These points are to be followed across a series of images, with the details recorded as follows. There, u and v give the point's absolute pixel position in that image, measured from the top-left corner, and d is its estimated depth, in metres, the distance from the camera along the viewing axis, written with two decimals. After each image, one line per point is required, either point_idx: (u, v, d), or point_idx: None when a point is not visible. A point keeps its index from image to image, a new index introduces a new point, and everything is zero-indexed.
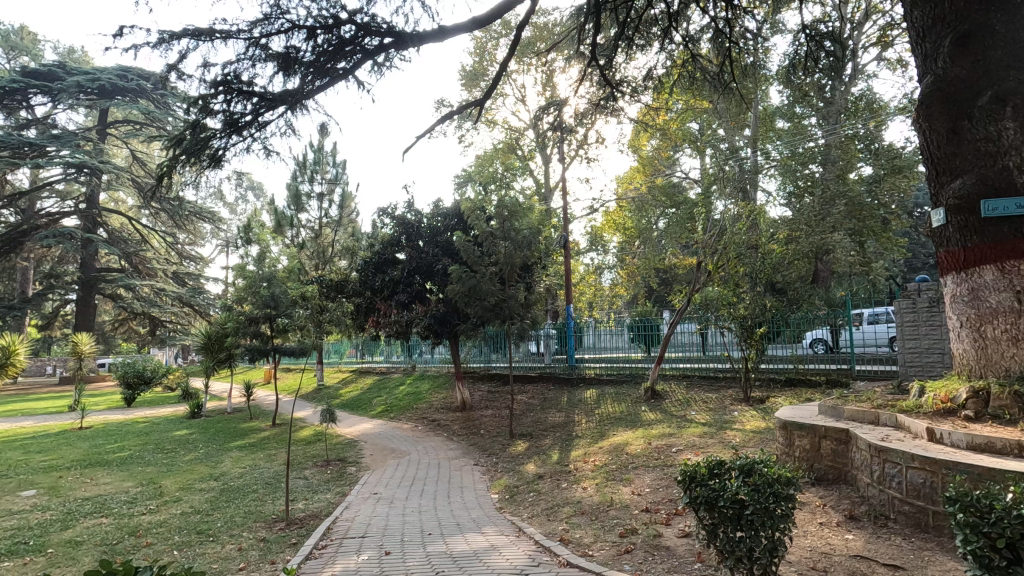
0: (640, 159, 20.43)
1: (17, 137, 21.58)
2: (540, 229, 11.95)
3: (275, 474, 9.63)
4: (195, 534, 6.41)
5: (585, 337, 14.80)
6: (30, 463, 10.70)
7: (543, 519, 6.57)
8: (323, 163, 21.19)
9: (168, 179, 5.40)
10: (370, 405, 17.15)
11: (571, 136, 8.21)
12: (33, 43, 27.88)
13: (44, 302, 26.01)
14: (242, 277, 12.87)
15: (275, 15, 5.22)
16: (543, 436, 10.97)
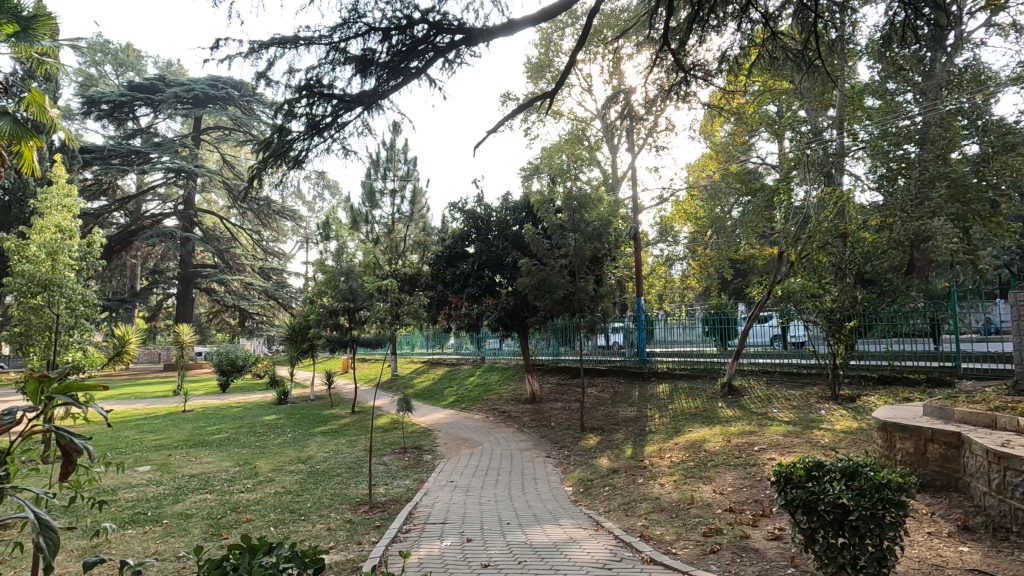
0: (713, 145, 19.27)
1: (126, 145, 23.90)
2: (611, 220, 11.75)
3: (357, 459, 10.14)
4: (288, 513, 6.84)
5: (654, 330, 14.52)
6: (147, 441, 11.87)
7: (621, 514, 6.50)
8: (395, 160, 21.89)
9: (256, 181, 5.74)
10: (441, 396, 17.66)
11: (639, 124, 7.94)
12: (138, 59, 30.63)
13: (150, 295, 28.62)
14: (323, 272, 13.51)
15: (353, 19, 5.42)
16: (616, 430, 10.87)
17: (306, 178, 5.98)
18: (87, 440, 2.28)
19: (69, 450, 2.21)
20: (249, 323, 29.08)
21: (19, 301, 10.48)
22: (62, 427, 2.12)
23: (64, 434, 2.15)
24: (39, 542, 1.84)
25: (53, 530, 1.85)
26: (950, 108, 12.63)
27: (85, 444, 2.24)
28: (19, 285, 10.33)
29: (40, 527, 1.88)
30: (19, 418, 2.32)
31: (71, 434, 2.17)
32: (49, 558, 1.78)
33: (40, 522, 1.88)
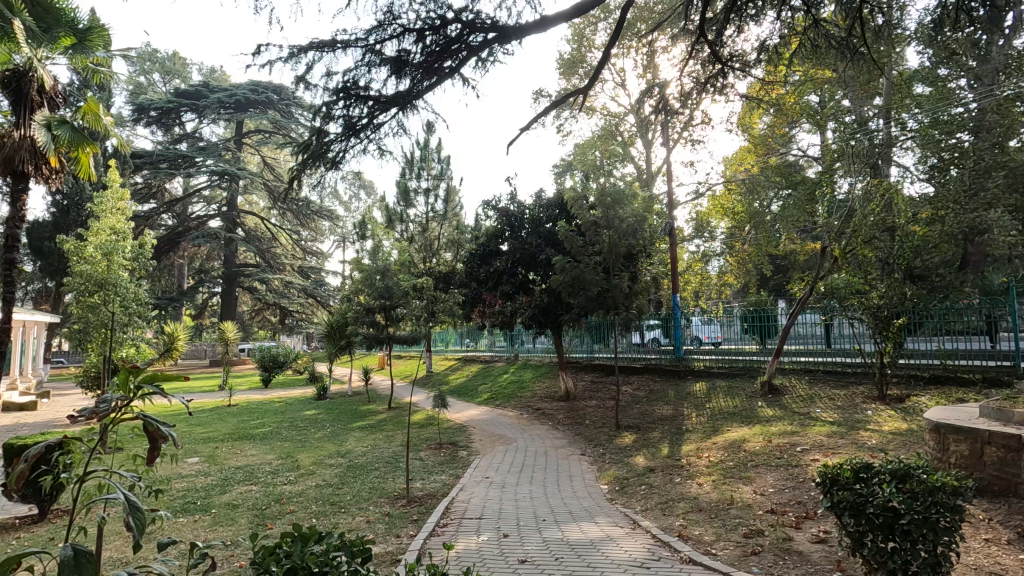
0: (751, 138, 18.62)
1: (173, 150, 24.93)
2: (645, 217, 11.61)
3: (394, 454, 10.32)
4: (329, 505, 7.03)
5: (690, 329, 14.28)
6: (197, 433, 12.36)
7: (658, 513, 6.43)
8: (429, 159, 22.12)
9: (295, 183, 5.89)
10: (476, 392, 17.81)
11: (675, 118, 7.78)
12: (184, 66, 31.82)
13: (196, 294, 29.79)
14: (360, 270, 13.78)
15: (388, 21, 5.51)
16: (652, 429, 10.74)
17: (343, 179, 6.10)
18: (171, 428, 2.42)
19: (155, 437, 2.37)
20: (289, 321, 29.92)
21: (78, 300, 11.06)
22: (149, 419, 2.29)
23: (152, 423, 2.32)
24: (128, 521, 2.09)
25: (141, 512, 2.09)
26: (1007, 93, 11.96)
27: (169, 432, 2.40)
28: (78, 285, 10.90)
29: (128, 509, 2.13)
30: (114, 402, 2.63)
31: (157, 424, 2.34)
32: (139, 539, 2.03)
33: (131, 504, 2.13)
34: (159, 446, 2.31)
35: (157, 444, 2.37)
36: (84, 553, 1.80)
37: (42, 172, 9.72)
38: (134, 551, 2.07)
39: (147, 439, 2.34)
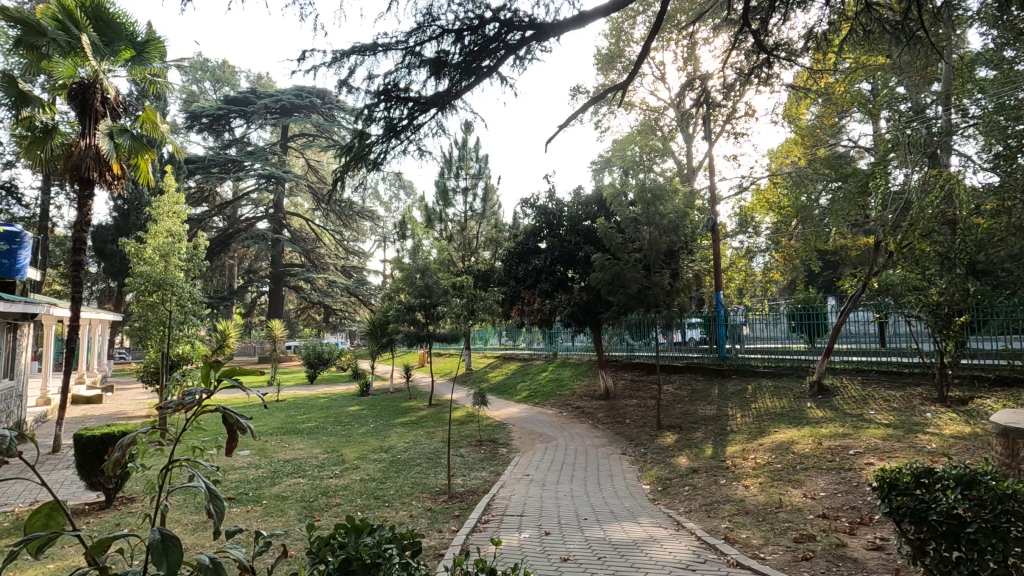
0: (798, 130, 17.98)
1: (223, 155, 25.98)
2: (687, 213, 11.39)
3: (435, 450, 10.47)
4: (373, 499, 7.20)
5: (745, 328, 13.51)
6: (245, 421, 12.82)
7: (703, 515, 6.30)
8: (467, 159, 22.28)
9: (338, 185, 6.03)
10: (515, 390, 17.87)
11: (718, 111, 7.58)
12: (233, 74, 33.09)
13: (246, 293, 30.98)
14: (401, 269, 14.00)
15: (427, 23, 5.58)
16: (694, 429, 10.51)
17: (384, 179, 6.22)
18: (250, 420, 2.29)
19: (234, 429, 2.25)
20: (333, 319, 30.76)
21: (139, 299, 11.69)
22: (224, 406, 2.20)
23: (228, 412, 2.22)
24: (209, 508, 2.06)
25: (220, 501, 2.05)
26: None
27: (249, 424, 2.27)
28: (138, 285, 11.50)
29: (209, 497, 2.09)
30: (198, 394, 2.66)
31: (233, 415, 2.23)
32: (218, 526, 1.98)
33: (210, 491, 2.08)
34: (233, 436, 2.16)
35: (234, 434, 2.24)
36: (169, 539, 1.70)
37: (106, 178, 10.30)
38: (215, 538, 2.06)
39: (226, 432, 2.23)
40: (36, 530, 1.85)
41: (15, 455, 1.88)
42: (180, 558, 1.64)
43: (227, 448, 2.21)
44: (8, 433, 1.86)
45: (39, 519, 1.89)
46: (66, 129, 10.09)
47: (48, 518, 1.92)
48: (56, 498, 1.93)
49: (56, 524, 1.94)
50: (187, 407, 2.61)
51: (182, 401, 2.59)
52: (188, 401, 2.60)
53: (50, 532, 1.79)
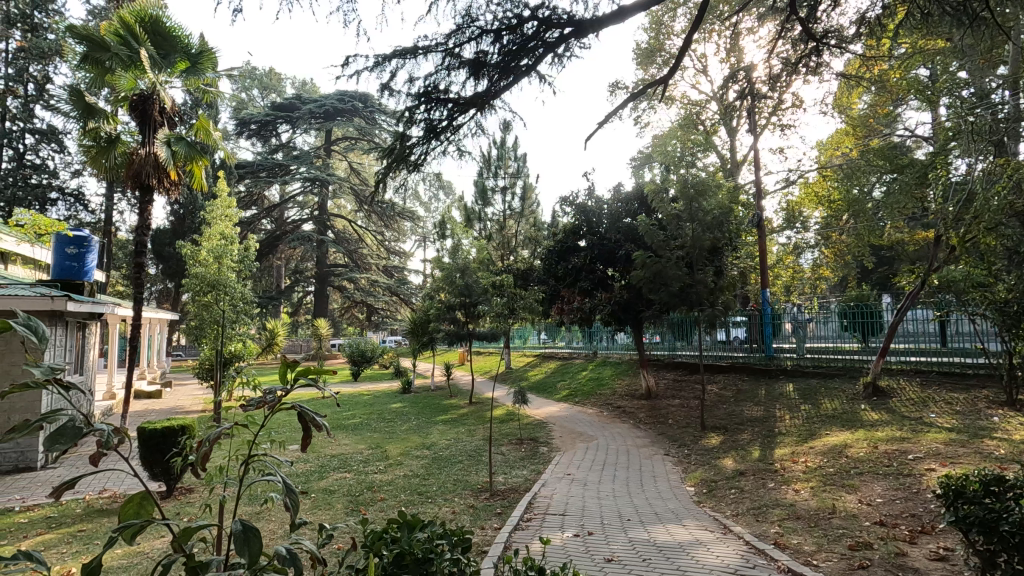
0: (849, 120, 17.24)
1: (271, 160, 26.92)
2: (731, 208, 11.11)
3: (476, 448, 10.56)
4: (416, 495, 7.33)
5: (811, 326, 12.72)
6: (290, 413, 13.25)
7: (750, 519, 6.14)
8: (506, 158, 22.36)
9: (380, 187, 6.15)
10: (555, 389, 17.82)
11: (764, 103, 7.35)
12: (279, 81, 34.25)
13: (293, 293, 31.99)
14: (441, 268, 14.18)
15: (466, 24, 5.63)
16: (741, 431, 10.23)
17: (424, 180, 6.30)
18: (324, 417, 2.32)
19: (309, 425, 2.28)
20: (375, 318, 31.40)
21: (195, 299, 12.23)
22: (299, 405, 2.20)
23: (303, 410, 2.23)
24: (284, 501, 2.12)
25: (295, 494, 2.11)
26: None
27: (323, 422, 2.30)
28: (194, 285, 12.05)
29: (285, 493, 2.14)
30: (278, 392, 2.49)
31: (309, 413, 2.23)
32: (291, 518, 2.04)
33: (286, 485, 2.13)
34: (309, 434, 2.19)
35: (309, 430, 2.25)
36: (250, 530, 1.74)
37: (164, 185, 10.85)
38: (293, 529, 2.14)
39: (301, 427, 2.26)
40: (130, 518, 1.98)
41: (112, 450, 2.09)
42: (260, 547, 1.68)
43: (305, 441, 2.25)
44: (105, 428, 2.07)
45: (131, 508, 2.01)
46: (128, 138, 10.68)
47: (138, 506, 2.04)
48: (146, 488, 2.07)
49: (146, 512, 2.08)
50: (266, 406, 2.47)
51: (261, 400, 2.43)
52: (266, 399, 2.45)
53: (142, 519, 1.90)
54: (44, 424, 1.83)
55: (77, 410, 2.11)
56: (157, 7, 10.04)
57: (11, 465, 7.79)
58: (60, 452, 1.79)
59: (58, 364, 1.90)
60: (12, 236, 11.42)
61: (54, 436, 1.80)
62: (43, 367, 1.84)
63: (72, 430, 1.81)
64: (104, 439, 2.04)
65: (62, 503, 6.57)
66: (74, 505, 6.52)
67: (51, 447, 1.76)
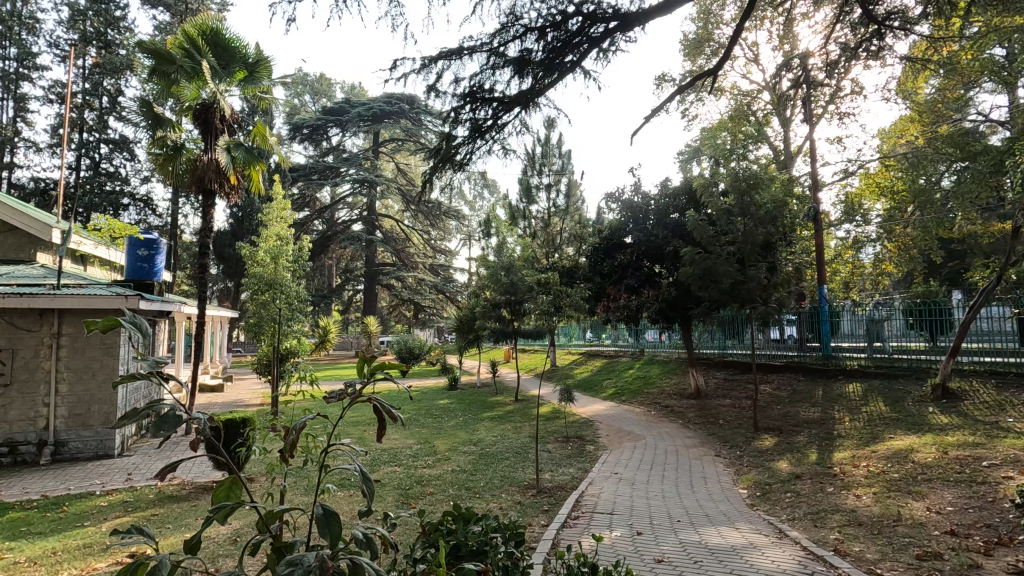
0: (914, 106, 16.29)
1: (322, 163, 27.83)
2: (786, 202, 10.71)
3: (523, 445, 10.61)
4: (464, 490, 7.44)
5: (883, 325, 11.93)
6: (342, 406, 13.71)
7: (808, 524, 5.93)
8: (550, 156, 22.30)
9: (426, 187, 6.26)
10: (601, 387, 17.65)
11: (820, 91, 7.05)
12: (329, 86, 35.35)
13: (343, 291, 32.99)
14: (486, 266, 14.30)
15: (511, 23, 5.66)
16: (796, 433, 9.87)
17: (469, 179, 6.37)
18: (399, 408, 2.30)
19: (386, 418, 2.27)
20: (422, 315, 32.02)
21: (254, 298, 12.80)
22: (375, 398, 2.18)
23: (378, 402, 2.22)
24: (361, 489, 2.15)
25: (371, 482, 2.12)
26: None
27: (398, 414, 2.29)
28: (253, 285, 12.62)
29: (362, 481, 2.16)
30: (357, 384, 2.48)
31: (384, 405, 2.22)
32: (368, 505, 2.05)
33: (363, 474, 2.15)
34: (384, 426, 2.18)
35: (384, 421, 2.25)
36: (330, 515, 1.69)
37: (225, 189, 11.41)
38: (366, 517, 2.17)
39: (377, 419, 2.26)
40: (223, 501, 2.07)
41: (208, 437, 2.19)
42: (342, 530, 1.63)
43: (382, 431, 2.25)
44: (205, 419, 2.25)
45: (222, 491, 2.11)
46: (192, 145, 11.28)
47: (229, 489, 2.14)
48: (237, 474, 2.16)
49: (235, 496, 2.16)
50: (347, 397, 2.41)
51: (342, 391, 2.40)
52: (347, 390, 2.39)
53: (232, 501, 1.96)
54: (150, 411, 1.94)
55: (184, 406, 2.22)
56: (218, 19, 10.58)
57: (91, 453, 8.33)
58: (161, 436, 1.83)
59: (161, 357, 2.02)
60: (90, 240, 12.27)
61: (157, 422, 1.92)
62: (148, 360, 1.96)
63: (173, 418, 1.94)
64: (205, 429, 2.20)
65: (137, 489, 7.03)
66: (148, 491, 6.95)
67: (154, 431, 1.81)
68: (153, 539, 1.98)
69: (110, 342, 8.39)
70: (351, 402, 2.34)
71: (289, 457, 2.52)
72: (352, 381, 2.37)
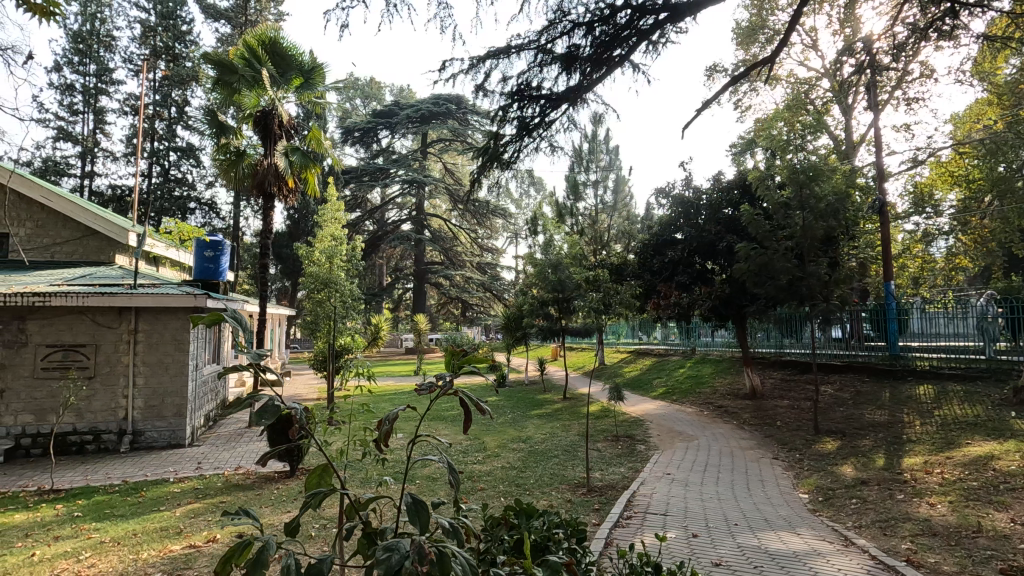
0: (992, 88, 15.16)
1: (373, 165, 28.54)
2: (848, 193, 10.20)
3: (572, 443, 10.56)
4: (515, 487, 7.47)
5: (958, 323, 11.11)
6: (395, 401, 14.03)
7: (876, 531, 5.65)
8: (597, 152, 22.09)
9: (474, 186, 6.32)
10: (651, 386, 17.36)
11: (889, 76, 6.66)
12: (379, 89, 36.28)
13: (394, 290, 33.77)
14: (534, 264, 14.31)
15: (558, 19, 5.64)
16: (861, 436, 9.39)
17: (516, 177, 6.40)
18: (484, 401, 2.30)
19: (470, 410, 2.30)
20: (470, 313, 32.37)
21: (310, 296, 13.25)
22: (462, 390, 2.20)
23: (465, 395, 2.25)
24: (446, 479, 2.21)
25: (457, 471, 2.18)
26: None
27: (483, 407, 2.30)
28: (310, 284, 13.06)
29: (448, 474, 2.21)
30: (447, 376, 2.51)
31: (469, 398, 2.25)
32: (452, 497, 2.11)
33: (448, 466, 2.19)
34: (470, 419, 2.21)
35: (470, 414, 2.29)
36: (415, 503, 1.74)
37: (283, 192, 11.90)
38: (450, 507, 2.21)
39: (464, 412, 2.28)
40: (315, 488, 2.18)
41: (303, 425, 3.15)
42: (429, 519, 1.67)
43: (469, 422, 2.31)
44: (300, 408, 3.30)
45: (314, 478, 2.20)
46: (252, 151, 11.81)
47: (320, 476, 2.24)
48: (327, 461, 2.25)
49: (326, 483, 2.25)
50: (438, 389, 2.44)
51: (432, 384, 2.44)
52: (437, 381, 2.42)
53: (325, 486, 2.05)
54: (254, 402, 2.41)
55: (276, 393, 2.62)
56: (276, 29, 11.06)
57: (164, 442, 8.89)
58: (263, 422, 2.35)
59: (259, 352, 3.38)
60: (162, 242, 13.07)
61: (259, 411, 2.36)
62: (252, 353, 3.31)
63: (272, 407, 2.40)
64: (297, 416, 3.09)
65: (206, 477, 7.46)
66: (216, 479, 7.35)
67: (257, 418, 2.35)
68: (256, 521, 2.12)
69: (180, 339, 8.90)
70: (440, 395, 2.39)
71: (382, 447, 2.19)
72: (442, 375, 2.42)
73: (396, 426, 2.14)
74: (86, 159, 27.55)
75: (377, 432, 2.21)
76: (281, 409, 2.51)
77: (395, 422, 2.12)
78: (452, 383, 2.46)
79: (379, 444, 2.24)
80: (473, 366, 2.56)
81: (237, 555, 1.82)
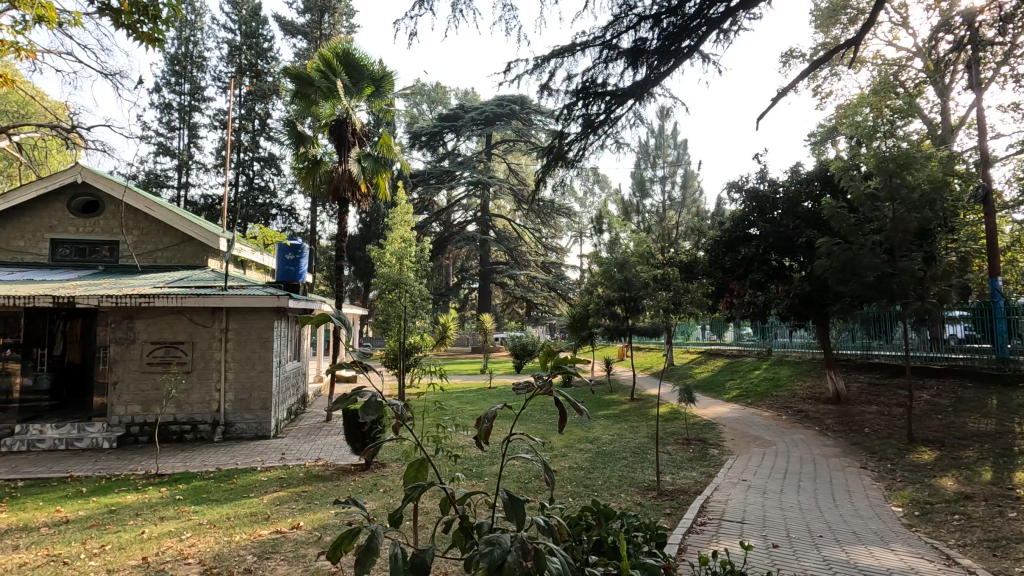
0: None
1: (439, 168, 29.21)
2: (947, 181, 9.35)
3: (641, 445, 10.35)
4: (582, 488, 7.42)
5: None
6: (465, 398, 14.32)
7: (984, 552, 5.15)
8: (665, 147, 21.53)
9: (539, 185, 6.33)
10: (723, 389, 16.72)
11: (997, 50, 6.03)
12: (444, 94, 37.09)
13: (460, 289, 34.44)
14: (600, 263, 14.12)
15: (624, 13, 5.55)
16: (964, 447, 8.60)
17: (581, 176, 6.35)
18: (577, 401, 2.33)
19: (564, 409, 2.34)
20: (535, 313, 32.45)
21: (382, 296, 13.74)
22: (559, 390, 2.26)
23: (561, 396, 2.31)
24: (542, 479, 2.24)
25: (551, 471, 2.21)
26: None
27: (575, 408, 2.34)
28: (382, 284, 13.51)
29: (542, 473, 2.25)
30: (541, 377, 2.56)
31: (565, 399, 2.30)
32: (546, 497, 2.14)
33: (543, 466, 2.24)
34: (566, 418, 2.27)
35: (565, 414, 2.33)
36: (516, 499, 1.79)
37: (356, 197, 12.42)
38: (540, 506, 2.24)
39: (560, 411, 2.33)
40: (414, 481, 2.26)
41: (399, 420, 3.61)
42: (527, 515, 1.70)
43: (564, 423, 2.36)
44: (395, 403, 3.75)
45: (413, 472, 2.29)
46: (328, 158, 12.41)
47: (418, 470, 2.33)
48: (424, 457, 2.33)
49: (423, 477, 2.34)
50: (533, 389, 2.51)
51: (529, 384, 2.51)
52: (533, 382, 2.50)
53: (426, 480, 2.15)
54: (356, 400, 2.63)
55: (375, 389, 2.82)
56: (348, 41, 11.56)
57: (253, 433, 9.53)
58: (367, 417, 2.60)
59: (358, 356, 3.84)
60: (249, 246, 14.01)
61: (363, 407, 2.59)
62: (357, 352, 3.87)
63: (374, 406, 2.62)
64: None
65: (290, 467, 7.93)
66: (298, 470, 7.79)
67: (362, 413, 2.60)
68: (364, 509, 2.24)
69: (267, 337, 9.52)
70: (536, 394, 2.47)
71: (481, 444, 2.23)
72: (537, 376, 2.50)
73: (495, 425, 2.19)
74: (182, 171, 29.94)
75: (477, 429, 2.26)
76: (383, 405, 2.75)
77: (494, 420, 2.16)
78: (546, 385, 2.51)
79: (478, 443, 2.29)
80: (566, 368, 2.60)
81: (347, 541, 1.91)
